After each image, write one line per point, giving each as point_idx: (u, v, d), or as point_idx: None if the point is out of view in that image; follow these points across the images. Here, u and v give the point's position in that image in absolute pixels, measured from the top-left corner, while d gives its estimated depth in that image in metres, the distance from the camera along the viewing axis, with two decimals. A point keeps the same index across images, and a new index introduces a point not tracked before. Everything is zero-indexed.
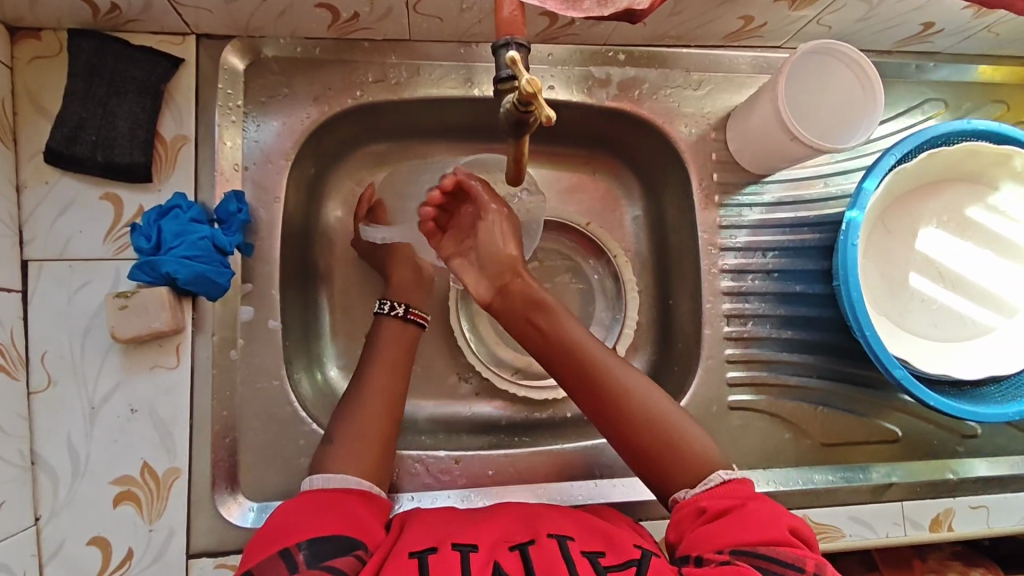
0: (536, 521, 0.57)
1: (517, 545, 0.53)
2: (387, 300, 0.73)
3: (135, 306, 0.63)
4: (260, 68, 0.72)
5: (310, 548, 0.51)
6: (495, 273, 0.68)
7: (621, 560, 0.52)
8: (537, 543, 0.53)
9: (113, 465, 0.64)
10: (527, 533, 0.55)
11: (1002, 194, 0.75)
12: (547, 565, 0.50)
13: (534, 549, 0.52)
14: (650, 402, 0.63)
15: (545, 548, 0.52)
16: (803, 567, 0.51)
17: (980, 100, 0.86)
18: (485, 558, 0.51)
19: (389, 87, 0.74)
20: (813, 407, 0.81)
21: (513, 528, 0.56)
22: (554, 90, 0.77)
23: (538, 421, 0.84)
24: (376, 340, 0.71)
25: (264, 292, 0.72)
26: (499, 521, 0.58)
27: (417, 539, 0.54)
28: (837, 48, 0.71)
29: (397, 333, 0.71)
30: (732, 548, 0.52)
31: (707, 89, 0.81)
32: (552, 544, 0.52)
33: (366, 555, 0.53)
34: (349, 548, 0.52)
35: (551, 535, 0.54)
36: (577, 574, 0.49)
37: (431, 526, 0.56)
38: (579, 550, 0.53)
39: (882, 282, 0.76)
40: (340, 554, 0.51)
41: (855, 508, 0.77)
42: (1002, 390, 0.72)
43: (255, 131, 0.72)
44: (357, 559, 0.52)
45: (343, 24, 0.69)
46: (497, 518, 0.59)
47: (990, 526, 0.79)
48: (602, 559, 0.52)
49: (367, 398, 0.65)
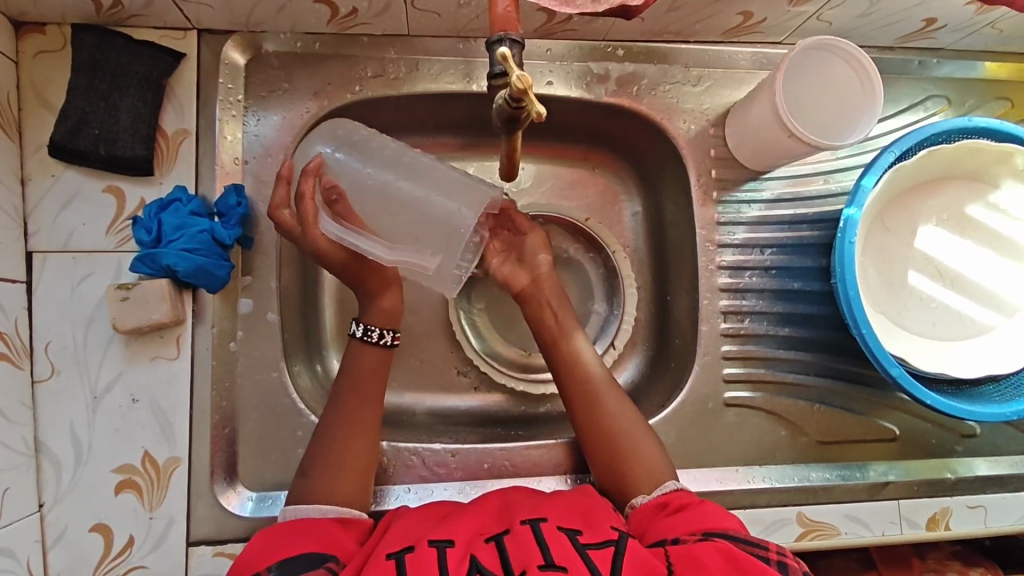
0: (513, 510, 0.58)
1: (493, 537, 0.54)
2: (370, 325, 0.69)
3: (135, 298, 0.64)
4: (260, 62, 0.72)
5: (280, 567, 0.52)
6: (529, 269, 0.76)
7: (600, 539, 0.54)
8: (512, 532, 0.54)
9: (114, 454, 0.65)
10: (503, 524, 0.56)
11: (1004, 193, 0.74)
12: (520, 555, 0.50)
13: (509, 539, 0.53)
14: (616, 419, 0.69)
15: (519, 536, 0.53)
16: (768, 546, 0.53)
17: (984, 97, 0.85)
18: (461, 553, 0.52)
19: (388, 82, 0.75)
20: (810, 405, 0.80)
21: (489, 521, 0.58)
22: (553, 85, 0.77)
23: (536, 416, 0.85)
24: (350, 360, 0.69)
25: (262, 285, 0.72)
26: (481, 513, 0.59)
27: (395, 541, 0.55)
28: (838, 44, 0.70)
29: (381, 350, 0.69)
30: (705, 530, 0.55)
31: (707, 85, 0.81)
32: (527, 533, 0.53)
33: (338, 566, 0.54)
34: (319, 561, 0.53)
35: (525, 522, 0.55)
36: (553, 559, 0.50)
37: (410, 525, 0.57)
38: (556, 529, 0.54)
39: (881, 281, 0.76)
40: (309, 569, 0.52)
41: (852, 505, 0.77)
42: (1001, 389, 0.72)
43: (256, 125, 0.72)
44: (328, 570, 0.52)
45: (343, 19, 0.70)
46: (478, 509, 0.60)
47: (987, 526, 0.79)
48: (580, 536, 0.53)
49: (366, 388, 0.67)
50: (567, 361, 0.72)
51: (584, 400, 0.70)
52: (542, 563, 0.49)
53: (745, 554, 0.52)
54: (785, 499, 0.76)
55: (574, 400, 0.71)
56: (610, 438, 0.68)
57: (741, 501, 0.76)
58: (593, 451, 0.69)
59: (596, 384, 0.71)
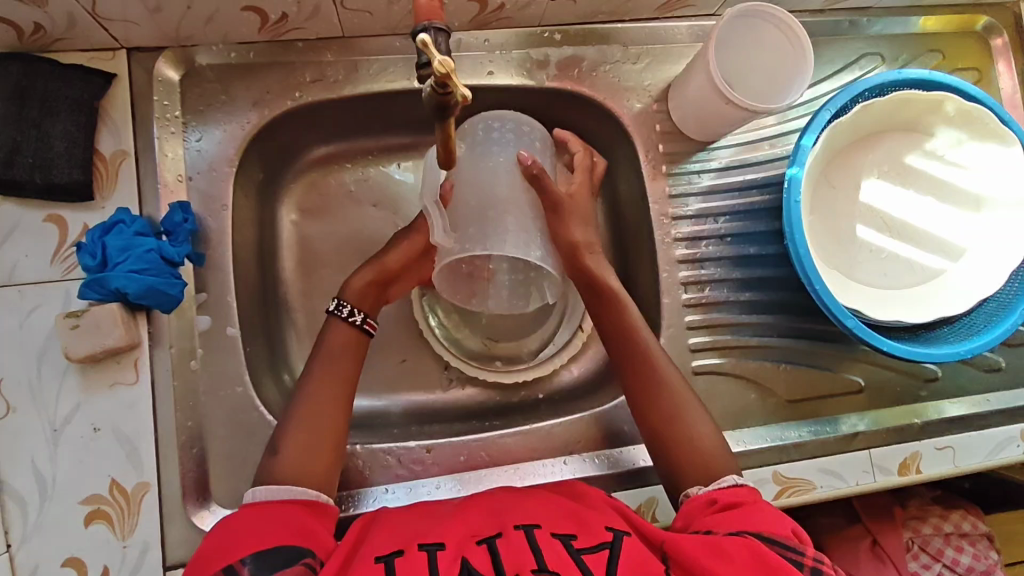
0: (504, 513, 0.58)
1: (485, 539, 0.54)
2: (345, 301, 0.70)
3: (86, 326, 0.63)
4: (195, 77, 0.71)
5: (256, 561, 0.51)
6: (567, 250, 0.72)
7: (594, 543, 0.54)
8: (504, 535, 0.54)
9: (80, 486, 0.64)
10: (494, 525, 0.56)
11: (939, 140, 0.75)
12: (513, 558, 0.51)
13: (501, 543, 0.53)
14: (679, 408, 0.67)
15: (511, 539, 0.53)
16: (804, 552, 0.54)
17: (916, 51, 0.88)
18: (453, 555, 0.52)
19: (328, 85, 0.74)
20: (776, 365, 0.82)
21: (480, 522, 0.57)
22: (494, 75, 0.79)
23: (512, 405, 0.86)
24: (320, 339, 0.69)
25: (220, 300, 0.71)
26: (468, 516, 0.59)
27: (383, 544, 0.55)
28: (767, 11, 0.70)
29: (347, 342, 0.68)
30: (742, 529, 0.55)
31: (647, 62, 0.82)
32: (519, 539, 0.53)
33: (317, 564, 0.53)
34: (298, 558, 0.52)
35: (518, 526, 0.55)
36: (546, 564, 0.50)
37: (394, 531, 0.57)
38: (550, 536, 0.54)
39: (830, 235, 0.76)
40: (289, 566, 0.51)
41: (824, 460, 0.78)
42: (956, 331, 0.74)
43: (197, 141, 0.71)
44: (307, 567, 0.52)
45: (273, 26, 0.69)
46: (463, 513, 0.60)
47: (957, 466, 0.80)
48: (574, 541, 0.54)
49: (318, 395, 0.65)
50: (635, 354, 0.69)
51: (646, 377, 0.69)
52: (535, 567, 0.50)
53: (777, 558, 0.52)
54: (760, 460, 0.78)
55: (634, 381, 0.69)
56: (668, 417, 0.67)
57: None
58: (648, 432, 0.68)
59: (656, 364, 0.69)
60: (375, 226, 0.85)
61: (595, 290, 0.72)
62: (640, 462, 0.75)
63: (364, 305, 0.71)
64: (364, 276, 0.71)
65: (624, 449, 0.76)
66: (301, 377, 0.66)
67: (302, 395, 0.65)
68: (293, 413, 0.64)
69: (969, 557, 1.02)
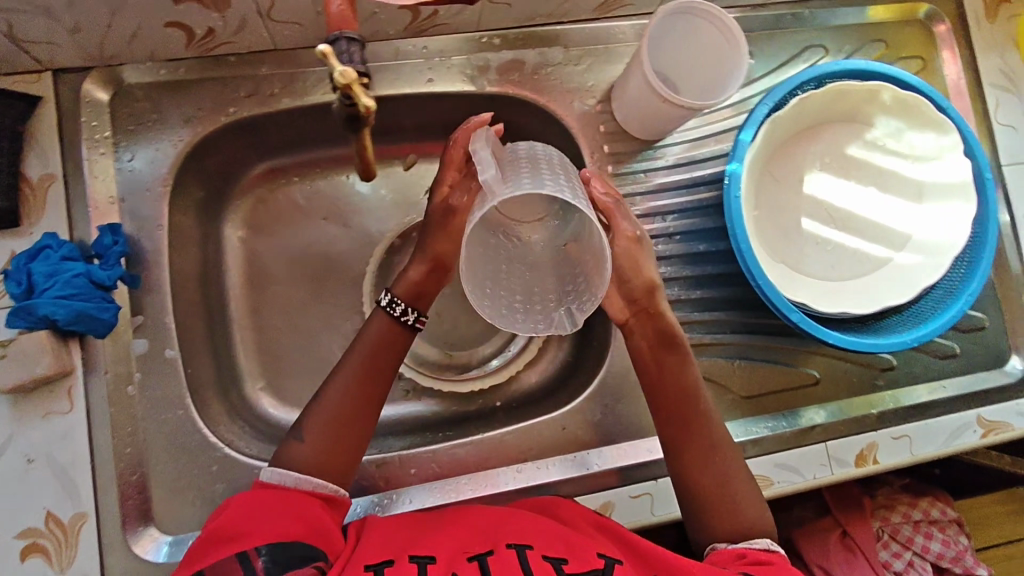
0: (496, 529, 0.59)
1: (476, 556, 0.56)
2: (395, 296, 0.67)
3: (13, 355, 0.62)
4: (124, 96, 0.70)
5: (269, 554, 0.52)
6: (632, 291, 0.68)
7: (586, 569, 0.55)
8: (496, 554, 0.56)
9: (15, 519, 0.63)
10: (486, 541, 0.58)
11: (879, 129, 0.75)
12: None
13: (492, 563, 0.55)
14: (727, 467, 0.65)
15: (503, 561, 0.55)
16: None
17: (859, 42, 0.88)
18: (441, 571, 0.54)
19: (263, 99, 0.73)
20: (729, 362, 0.81)
21: (471, 537, 0.59)
22: (433, 82, 0.78)
23: (470, 414, 0.85)
24: (361, 329, 0.66)
25: (156, 322, 0.69)
26: (458, 531, 0.60)
27: (373, 550, 0.56)
28: (697, 6, 0.69)
29: (386, 333, 0.66)
30: None
31: (589, 63, 0.81)
32: (510, 558, 0.55)
33: (326, 565, 0.53)
34: (308, 560, 0.53)
35: (510, 546, 0.56)
36: None
37: (385, 537, 0.58)
38: (541, 558, 0.55)
39: (776, 229, 0.76)
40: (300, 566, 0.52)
41: (779, 455, 0.78)
42: (904, 319, 0.74)
43: (129, 160, 0.70)
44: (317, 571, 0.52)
45: (200, 41, 0.68)
46: (453, 526, 0.61)
47: (914, 454, 0.80)
48: (565, 565, 0.55)
49: (351, 389, 0.63)
50: (684, 405, 0.67)
51: (694, 430, 0.66)
52: None
53: None
54: None
55: (680, 430, 0.67)
56: (710, 473, 0.65)
57: None
58: (688, 485, 0.66)
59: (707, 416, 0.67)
60: (324, 239, 0.85)
61: (660, 334, 0.69)
62: (593, 467, 0.75)
63: (410, 297, 0.69)
64: (417, 269, 0.69)
65: (578, 455, 0.75)
66: (336, 367, 0.65)
67: (332, 385, 0.64)
68: (319, 406, 0.62)
69: (938, 544, 1.02)
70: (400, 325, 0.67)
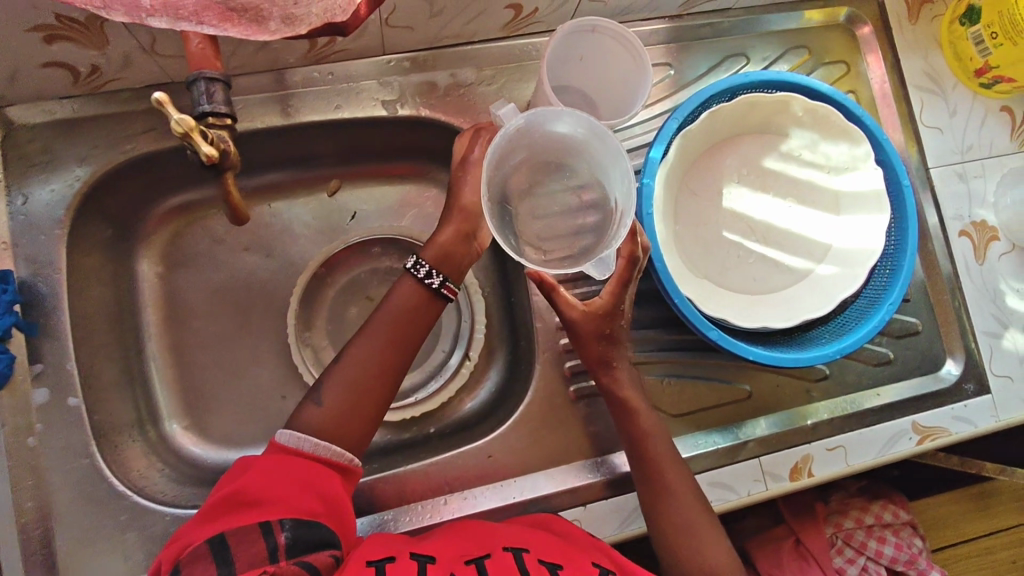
0: (490, 537, 0.60)
1: (474, 559, 0.55)
2: (423, 261, 0.68)
3: None
4: (14, 138, 0.68)
5: (293, 530, 0.51)
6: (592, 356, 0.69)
7: None
8: (493, 556, 0.56)
9: None
10: (483, 547, 0.58)
11: (794, 140, 0.74)
12: None
13: (490, 562, 0.55)
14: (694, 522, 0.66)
15: (501, 561, 0.55)
16: None
17: (781, 49, 0.87)
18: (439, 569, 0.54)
19: (161, 135, 0.71)
20: (658, 379, 0.79)
21: (467, 542, 0.59)
22: (341, 109, 0.76)
23: (401, 442, 0.83)
24: (387, 294, 0.67)
25: (58, 369, 0.67)
26: (453, 538, 0.60)
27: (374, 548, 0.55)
28: (596, 23, 0.67)
29: (412, 297, 0.67)
30: None
31: (502, 82, 0.80)
32: (507, 560, 0.55)
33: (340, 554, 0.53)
34: (326, 547, 0.52)
35: (506, 548, 0.57)
36: None
37: (387, 541, 0.59)
38: (537, 561, 0.56)
39: (698, 244, 0.74)
40: (317, 551, 0.51)
41: (712, 473, 0.77)
42: (828, 331, 0.73)
43: (22, 203, 0.68)
44: (331, 557, 0.52)
45: (87, 78, 0.66)
46: (447, 534, 0.61)
47: (849, 464, 0.80)
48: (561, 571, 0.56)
49: (371, 354, 0.64)
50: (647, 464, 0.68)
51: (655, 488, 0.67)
52: None
53: None
54: None
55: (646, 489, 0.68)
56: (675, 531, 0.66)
57: (603, 491, 0.74)
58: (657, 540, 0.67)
59: (668, 477, 0.67)
60: (243, 272, 0.83)
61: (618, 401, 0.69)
62: (518, 496, 0.73)
63: (443, 267, 0.69)
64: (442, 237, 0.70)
65: (505, 483, 0.74)
66: (353, 338, 0.65)
67: (353, 350, 0.64)
68: (338, 370, 0.63)
69: (892, 549, 1.00)
70: (424, 287, 0.68)
